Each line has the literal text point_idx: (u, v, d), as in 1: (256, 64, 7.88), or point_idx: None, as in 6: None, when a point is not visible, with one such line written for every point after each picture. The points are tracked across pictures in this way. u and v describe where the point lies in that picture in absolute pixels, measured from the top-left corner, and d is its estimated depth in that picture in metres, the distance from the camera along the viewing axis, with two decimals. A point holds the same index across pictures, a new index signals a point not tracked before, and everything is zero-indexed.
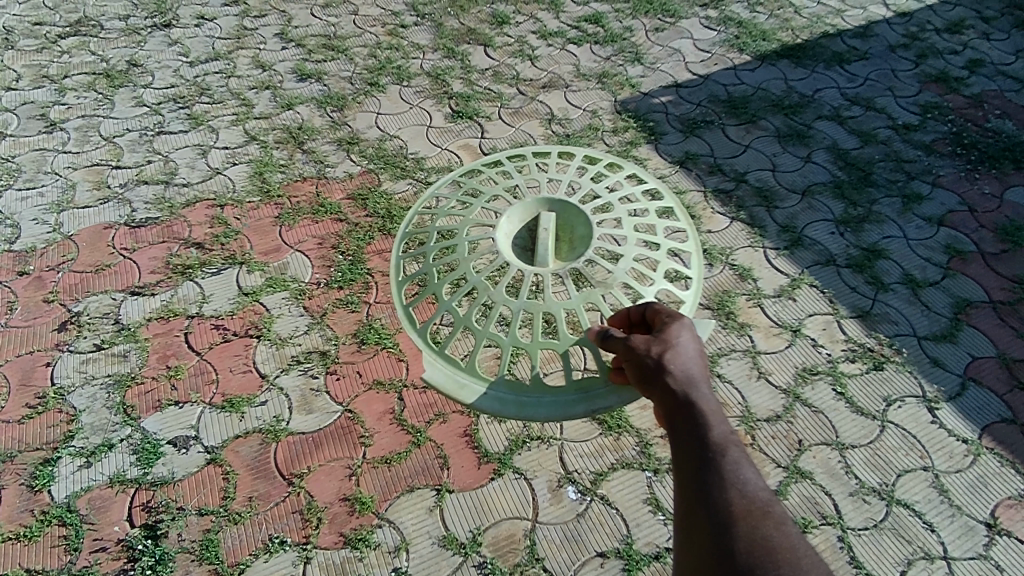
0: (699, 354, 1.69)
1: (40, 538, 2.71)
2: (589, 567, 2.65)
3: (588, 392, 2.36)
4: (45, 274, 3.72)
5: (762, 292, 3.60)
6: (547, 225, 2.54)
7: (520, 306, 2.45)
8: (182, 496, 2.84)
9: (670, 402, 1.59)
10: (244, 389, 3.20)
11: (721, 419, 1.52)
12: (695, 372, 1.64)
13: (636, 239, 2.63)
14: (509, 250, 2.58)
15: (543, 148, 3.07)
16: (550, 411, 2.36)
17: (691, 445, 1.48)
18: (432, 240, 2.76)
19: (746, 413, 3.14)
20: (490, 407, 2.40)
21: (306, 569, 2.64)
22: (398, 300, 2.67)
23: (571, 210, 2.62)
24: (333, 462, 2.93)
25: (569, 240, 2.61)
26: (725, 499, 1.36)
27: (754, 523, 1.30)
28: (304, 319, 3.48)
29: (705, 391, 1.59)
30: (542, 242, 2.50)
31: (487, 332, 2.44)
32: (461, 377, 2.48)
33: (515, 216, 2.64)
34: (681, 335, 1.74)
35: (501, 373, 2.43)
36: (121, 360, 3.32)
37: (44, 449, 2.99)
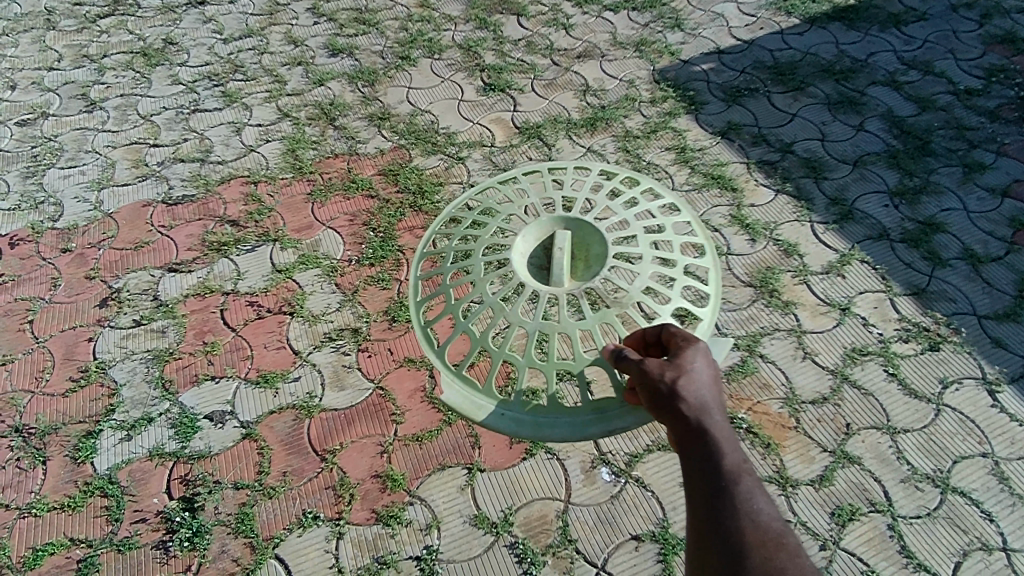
0: (712, 376, 1.58)
1: (83, 508, 2.78)
2: (622, 551, 2.59)
3: (603, 412, 2.20)
4: (86, 252, 3.79)
5: (809, 269, 3.45)
6: (563, 243, 2.39)
7: (535, 326, 2.29)
8: (218, 469, 2.87)
9: (681, 427, 1.50)
10: (278, 365, 3.21)
11: (734, 446, 1.45)
12: (709, 397, 1.53)
13: (652, 256, 2.45)
14: (525, 270, 2.43)
15: (559, 163, 2.87)
16: (566, 432, 2.20)
17: (701, 473, 1.41)
18: (448, 260, 2.58)
19: (790, 394, 3.02)
20: (507, 427, 2.25)
21: (339, 544, 2.64)
22: (416, 319, 2.52)
23: (586, 228, 2.48)
24: (365, 439, 2.92)
25: (584, 258, 2.46)
26: (736, 529, 1.32)
27: (768, 556, 1.27)
28: (336, 296, 3.46)
29: (717, 416, 1.49)
30: (558, 260, 2.36)
31: (503, 352, 2.29)
32: (479, 397, 2.31)
33: (531, 235, 2.51)
34: (693, 357, 1.62)
35: (516, 393, 2.28)
36: (159, 335, 3.37)
37: (86, 422, 3.06)
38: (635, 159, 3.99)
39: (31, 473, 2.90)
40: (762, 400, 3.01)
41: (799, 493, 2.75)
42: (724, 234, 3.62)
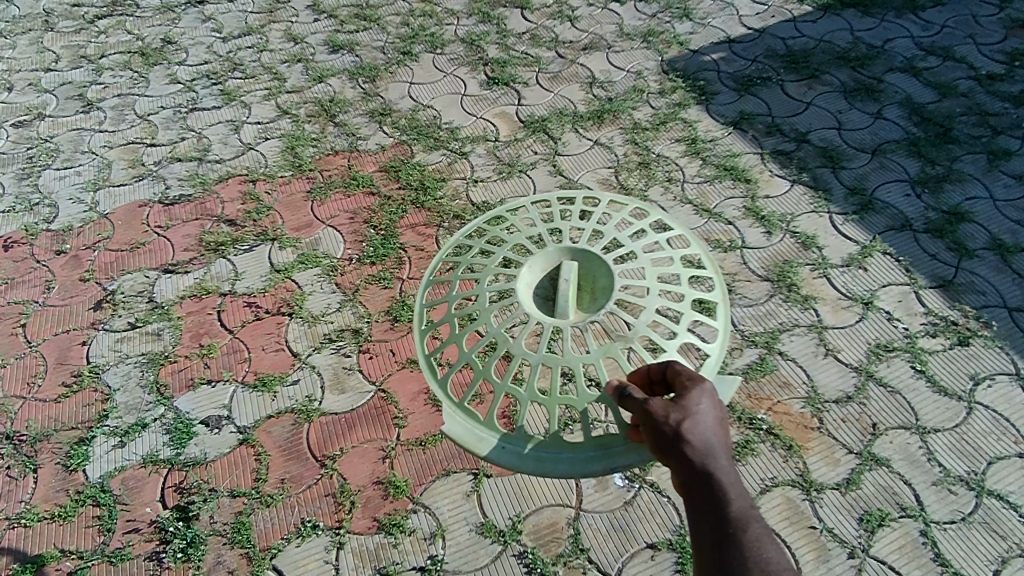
0: (717, 417, 1.51)
1: (74, 518, 2.67)
2: (638, 560, 2.46)
3: (607, 449, 2.07)
4: (81, 253, 3.69)
5: (828, 262, 3.32)
6: (569, 273, 2.24)
7: (538, 359, 2.15)
8: (214, 477, 2.76)
9: (685, 472, 1.43)
10: (276, 368, 3.10)
11: (742, 492, 1.38)
12: (715, 441, 1.45)
13: (658, 290, 2.31)
14: (530, 301, 2.29)
15: (567, 193, 2.73)
16: (568, 468, 2.07)
17: (708, 521, 1.35)
18: (453, 289, 2.44)
19: (812, 393, 2.90)
20: (508, 462, 2.11)
21: (339, 555, 2.53)
22: (420, 349, 2.38)
23: (593, 261, 2.33)
24: (366, 444, 2.80)
25: (590, 291, 2.31)
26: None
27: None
28: (336, 296, 3.35)
29: (723, 460, 1.42)
30: (564, 292, 2.20)
31: (506, 385, 2.15)
32: (480, 430, 2.18)
33: (537, 265, 2.35)
34: (698, 396, 1.54)
35: (519, 427, 2.14)
36: (155, 338, 3.27)
37: (79, 428, 2.95)
38: (644, 152, 3.89)
39: (21, 481, 2.80)
40: (782, 399, 2.89)
41: (825, 497, 2.62)
42: (739, 227, 3.50)
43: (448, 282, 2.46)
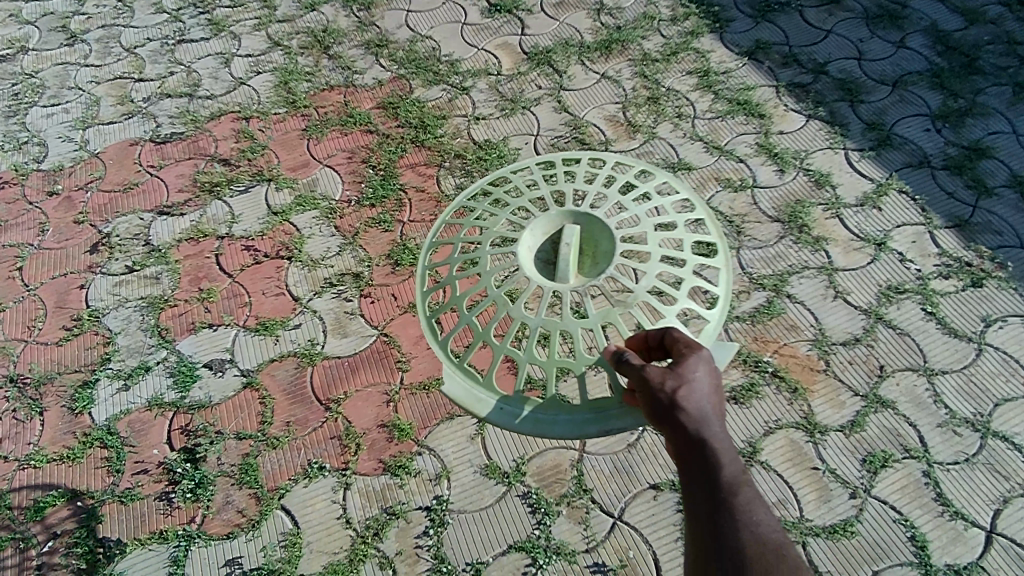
0: (712, 385, 1.54)
1: (83, 459, 2.70)
2: (640, 500, 2.50)
3: (602, 412, 2.03)
4: (73, 194, 3.61)
5: (842, 201, 3.43)
6: (570, 238, 2.15)
7: (537, 323, 2.10)
8: (220, 419, 2.78)
9: (680, 439, 1.47)
10: (277, 313, 3.07)
11: (733, 458, 1.42)
12: (709, 409, 1.48)
13: (659, 253, 2.24)
14: (531, 267, 2.22)
15: (573, 153, 2.61)
16: (565, 430, 2.04)
17: (700, 485, 1.40)
18: (455, 251, 2.37)
19: (820, 335, 2.99)
20: (505, 424, 2.10)
21: (346, 495, 2.56)
22: (421, 310, 2.33)
23: (595, 225, 2.24)
24: (370, 388, 2.81)
25: (591, 256, 2.23)
26: (736, 544, 1.30)
27: (766, 567, 1.26)
28: (335, 240, 3.30)
29: (716, 427, 1.46)
30: (564, 258, 2.13)
31: (504, 347, 2.11)
32: (478, 391, 2.16)
33: (539, 229, 2.27)
34: (693, 364, 1.56)
35: (517, 388, 2.11)
36: (154, 281, 3.23)
37: (82, 371, 2.95)
38: (653, 86, 3.90)
39: (28, 424, 2.81)
40: (789, 342, 2.98)
41: (829, 439, 2.71)
42: (750, 164, 3.60)
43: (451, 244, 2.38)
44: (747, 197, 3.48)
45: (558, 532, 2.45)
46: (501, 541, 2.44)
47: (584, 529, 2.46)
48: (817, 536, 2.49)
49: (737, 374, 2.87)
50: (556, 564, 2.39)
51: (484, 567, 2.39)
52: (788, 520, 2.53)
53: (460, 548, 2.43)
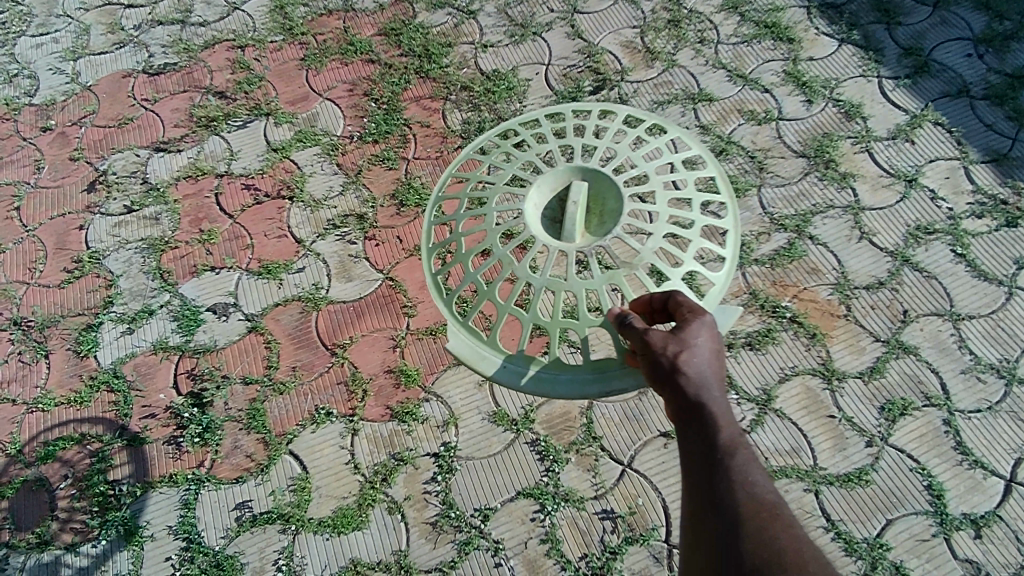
0: (714, 349, 1.44)
1: (90, 403, 2.69)
2: (650, 448, 2.47)
3: (604, 371, 2.00)
4: (68, 130, 3.47)
5: (872, 133, 3.23)
6: (577, 197, 2.03)
7: (542, 283, 2.03)
8: (225, 364, 2.75)
9: (678, 404, 1.39)
10: (280, 256, 2.99)
11: (733, 422, 1.35)
12: (710, 373, 1.40)
13: (668, 214, 2.12)
14: (537, 224, 2.10)
15: (583, 105, 2.45)
16: (567, 389, 2.01)
17: (697, 450, 1.32)
18: (461, 208, 2.28)
19: (842, 279, 2.87)
20: (508, 382, 2.07)
21: (354, 441, 2.55)
22: (427, 268, 2.26)
23: (603, 182, 2.11)
24: (376, 333, 2.75)
25: (598, 215, 2.10)
26: (731, 505, 1.23)
27: (761, 527, 1.19)
28: (338, 178, 3.19)
29: (716, 391, 1.37)
30: (571, 216, 2.02)
31: (508, 307, 2.05)
32: (483, 349, 2.12)
33: (546, 185, 2.14)
34: (696, 327, 1.47)
35: (521, 346, 2.07)
36: (153, 222, 3.14)
37: (85, 314, 2.90)
38: (674, 7, 3.67)
39: (34, 367, 2.78)
40: (809, 286, 2.86)
41: (846, 386, 2.63)
42: (776, 95, 3.37)
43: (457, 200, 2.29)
44: (771, 130, 3.28)
45: (567, 479, 2.43)
46: (509, 488, 2.42)
47: (593, 476, 2.43)
48: (830, 485, 2.44)
49: (754, 320, 2.78)
50: (564, 511, 2.38)
51: (493, 513, 2.38)
52: (801, 469, 2.47)
53: (469, 494, 2.42)
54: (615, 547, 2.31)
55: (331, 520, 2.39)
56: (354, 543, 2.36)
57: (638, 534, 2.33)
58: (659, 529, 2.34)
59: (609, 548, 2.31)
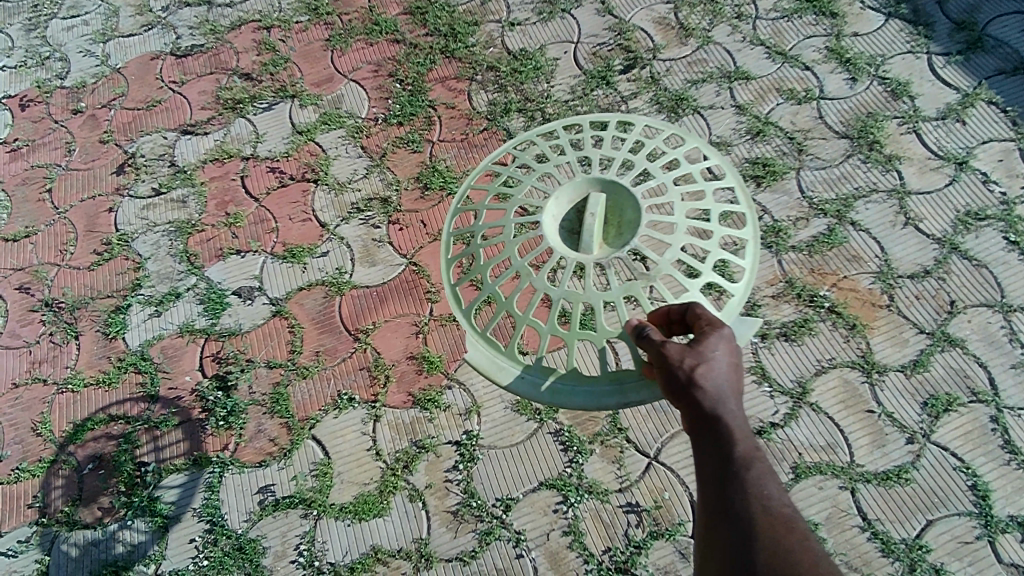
0: (731, 362, 1.37)
1: (118, 384, 2.71)
2: (678, 441, 2.39)
3: (622, 382, 1.91)
4: (98, 112, 3.49)
5: (921, 113, 3.06)
6: (595, 208, 1.95)
7: (560, 293, 1.94)
8: (249, 348, 2.74)
9: (694, 417, 1.32)
10: (304, 240, 2.98)
11: (749, 436, 1.28)
12: (727, 386, 1.33)
13: (686, 225, 2.03)
14: (555, 235, 2.01)
15: (601, 115, 2.36)
16: (583, 401, 1.93)
17: (712, 464, 1.26)
18: (479, 220, 2.20)
19: (885, 268, 2.73)
20: (526, 393, 1.98)
21: (376, 427, 2.53)
22: (445, 279, 2.18)
23: (622, 194, 2.03)
24: (399, 319, 2.73)
25: (616, 225, 2.01)
26: (745, 518, 1.18)
27: (776, 542, 1.14)
28: (362, 161, 3.17)
29: (733, 404, 1.31)
30: (589, 227, 1.93)
31: (526, 317, 1.97)
32: (501, 360, 2.03)
33: (564, 196, 2.06)
34: (714, 340, 1.40)
35: (539, 357, 1.98)
36: (180, 205, 3.15)
37: (114, 296, 2.92)
38: None
39: (64, 348, 2.81)
40: (849, 275, 2.73)
41: (887, 380, 2.51)
42: (817, 72, 3.22)
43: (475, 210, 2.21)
44: (811, 110, 3.13)
45: (591, 470, 2.38)
46: (532, 478, 2.38)
47: (618, 468, 2.37)
48: (868, 483, 2.33)
49: (790, 310, 2.66)
50: (587, 503, 2.33)
51: (515, 503, 2.34)
52: (836, 466, 2.36)
53: (490, 484, 2.38)
54: (640, 542, 2.25)
55: (353, 506, 2.38)
56: (375, 530, 2.35)
57: (663, 529, 2.27)
58: (686, 525, 2.27)
59: (633, 543, 2.25)
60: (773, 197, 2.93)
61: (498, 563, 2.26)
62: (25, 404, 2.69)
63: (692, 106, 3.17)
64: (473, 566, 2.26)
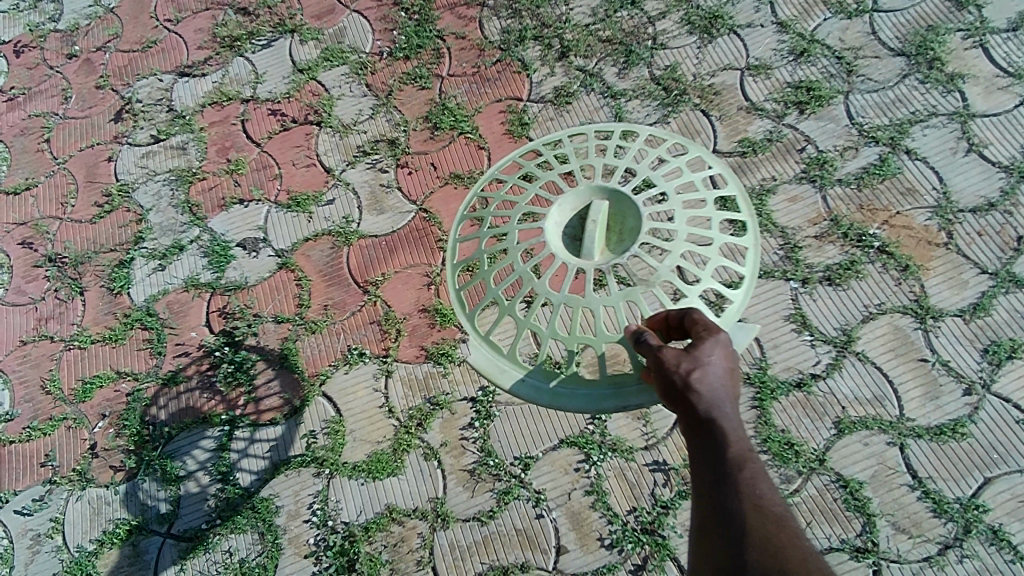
0: (729, 367, 1.28)
1: (125, 341, 2.62)
2: None
3: (622, 386, 1.70)
4: (93, 56, 3.32)
5: (988, 25, 2.71)
6: (597, 215, 1.73)
7: (561, 299, 1.73)
8: (256, 302, 2.62)
9: (688, 423, 1.24)
10: (309, 187, 2.82)
11: (746, 443, 1.19)
12: (722, 392, 1.24)
13: (687, 231, 1.78)
14: (557, 242, 1.78)
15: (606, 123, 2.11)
16: (581, 405, 1.72)
17: (705, 469, 1.17)
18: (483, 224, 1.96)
19: (943, 201, 2.45)
20: (527, 398, 1.78)
21: (388, 383, 2.41)
22: (449, 283, 1.96)
23: (624, 204, 1.78)
24: (410, 269, 2.58)
25: (618, 233, 1.77)
26: (736, 516, 1.09)
27: (771, 546, 1.04)
28: (368, 101, 2.97)
29: (729, 409, 1.23)
30: (591, 235, 1.72)
31: (527, 319, 1.76)
32: (501, 362, 1.83)
33: (568, 205, 1.81)
34: (711, 344, 1.31)
35: (539, 357, 1.78)
36: (180, 153, 2.99)
37: (118, 250, 2.81)
38: None
39: (70, 304, 2.73)
40: (903, 210, 2.46)
41: (943, 326, 2.28)
42: None
43: (473, 214, 1.98)
44: (863, 25, 2.79)
45: (615, 427, 2.23)
46: (551, 436, 2.25)
47: (644, 425, 2.23)
48: (918, 438, 2.13)
49: (834, 251, 2.42)
50: (611, 461, 2.19)
51: (534, 462, 2.22)
52: (883, 420, 2.17)
53: (508, 442, 2.26)
54: (667, 502, 2.12)
55: (366, 465, 2.28)
56: (390, 489, 2.25)
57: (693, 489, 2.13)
58: None
59: (660, 503, 2.12)
60: (818, 125, 2.64)
61: (518, 524, 2.15)
62: (34, 361, 2.63)
63: (727, 25, 2.87)
64: (491, 527, 2.15)
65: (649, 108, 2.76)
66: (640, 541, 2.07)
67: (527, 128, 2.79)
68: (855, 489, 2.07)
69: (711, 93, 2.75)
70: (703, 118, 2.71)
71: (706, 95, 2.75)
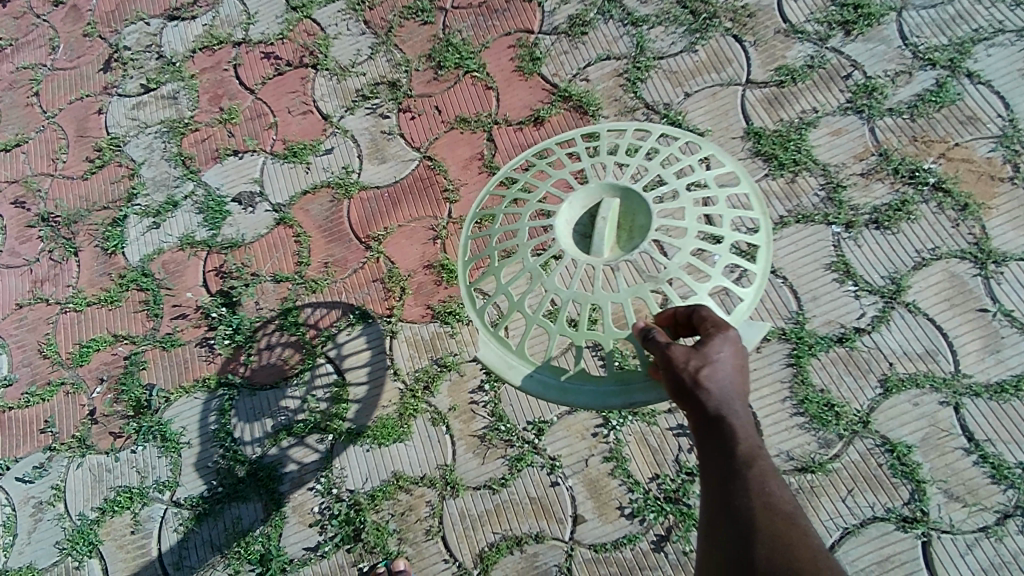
0: (741, 363, 1.11)
1: (122, 303, 2.51)
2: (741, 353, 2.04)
3: (628, 383, 1.53)
4: (79, 3, 3.13)
5: None
6: (606, 213, 1.53)
7: (568, 296, 1.54)
8: (253, 260, 2.47)
9: (695, 423, 1.06)
10: (305, 135, 2.63)
11: (757, 443, 1.01)
12: (733, 390, 1.07)
13: (698, 227, 1.55)
14: (566, 240, 1.58)
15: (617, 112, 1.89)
16: (589, 402, 1.54)
17: (712, 472, 1.00)
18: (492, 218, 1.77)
19: (1010, 130, 2.16)
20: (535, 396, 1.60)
21: (392, 344, 2.26)
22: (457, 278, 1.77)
23: (634, 201, 1.56)
24: (414, 223, 2.40)
25: (628, 231, 1.56)
26: (747, 520, 0.92)
27: (785, 553, 0.86)
28: (366, 39, 2.74)
29: (740, 407, 1.05)
30: (599, 233, 1.52)
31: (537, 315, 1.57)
32: (510, 357, 1.65)
33: (578, 202, 1.60)
34: (720, 339, 1.14)
35: (547, 351, 1.59)
36: (171, 103, 2.82)
37: (111, 208, 2.68)
38: None
39: (64, 265, 2.61)
40: (963, 142, 2.18)
41: (1006, 272, 2.03)
42: None
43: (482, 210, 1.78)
44: None
45: None
46: None
47: None
48: (975, 397, 1.92)
49: (883, 190, 2.16)
50: (632, 425, 2.03)
51: (549, 427, 2.07)
52: (936, 377, 1.95)
53: (520, 406, 2.11)
54: (693, 468, 1.96)
55: (371, 430, 2.15)
56: (396, 456, 2.12)
57: None
58: None
59: (685, 470, 1.96)
60: (866, 47, 2.34)
61: (531, 492, 2.01)
62: (30, 325, 2.54)
63: None
64: (502, 495, 2.02)
65: (674, 36, 2.48)
66: (664, 511, 1.92)
67: (539, 63, 2.54)
68: (903, 454, 1.88)
69: (744, 16, 2.46)
70: (735, 43, 2.43)
71: (739, 18, 2.46)
